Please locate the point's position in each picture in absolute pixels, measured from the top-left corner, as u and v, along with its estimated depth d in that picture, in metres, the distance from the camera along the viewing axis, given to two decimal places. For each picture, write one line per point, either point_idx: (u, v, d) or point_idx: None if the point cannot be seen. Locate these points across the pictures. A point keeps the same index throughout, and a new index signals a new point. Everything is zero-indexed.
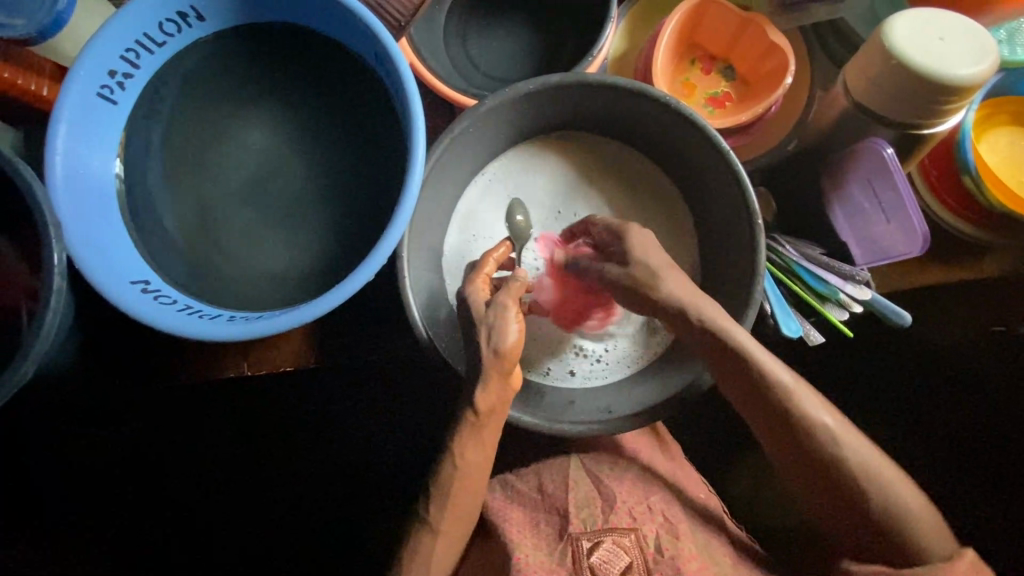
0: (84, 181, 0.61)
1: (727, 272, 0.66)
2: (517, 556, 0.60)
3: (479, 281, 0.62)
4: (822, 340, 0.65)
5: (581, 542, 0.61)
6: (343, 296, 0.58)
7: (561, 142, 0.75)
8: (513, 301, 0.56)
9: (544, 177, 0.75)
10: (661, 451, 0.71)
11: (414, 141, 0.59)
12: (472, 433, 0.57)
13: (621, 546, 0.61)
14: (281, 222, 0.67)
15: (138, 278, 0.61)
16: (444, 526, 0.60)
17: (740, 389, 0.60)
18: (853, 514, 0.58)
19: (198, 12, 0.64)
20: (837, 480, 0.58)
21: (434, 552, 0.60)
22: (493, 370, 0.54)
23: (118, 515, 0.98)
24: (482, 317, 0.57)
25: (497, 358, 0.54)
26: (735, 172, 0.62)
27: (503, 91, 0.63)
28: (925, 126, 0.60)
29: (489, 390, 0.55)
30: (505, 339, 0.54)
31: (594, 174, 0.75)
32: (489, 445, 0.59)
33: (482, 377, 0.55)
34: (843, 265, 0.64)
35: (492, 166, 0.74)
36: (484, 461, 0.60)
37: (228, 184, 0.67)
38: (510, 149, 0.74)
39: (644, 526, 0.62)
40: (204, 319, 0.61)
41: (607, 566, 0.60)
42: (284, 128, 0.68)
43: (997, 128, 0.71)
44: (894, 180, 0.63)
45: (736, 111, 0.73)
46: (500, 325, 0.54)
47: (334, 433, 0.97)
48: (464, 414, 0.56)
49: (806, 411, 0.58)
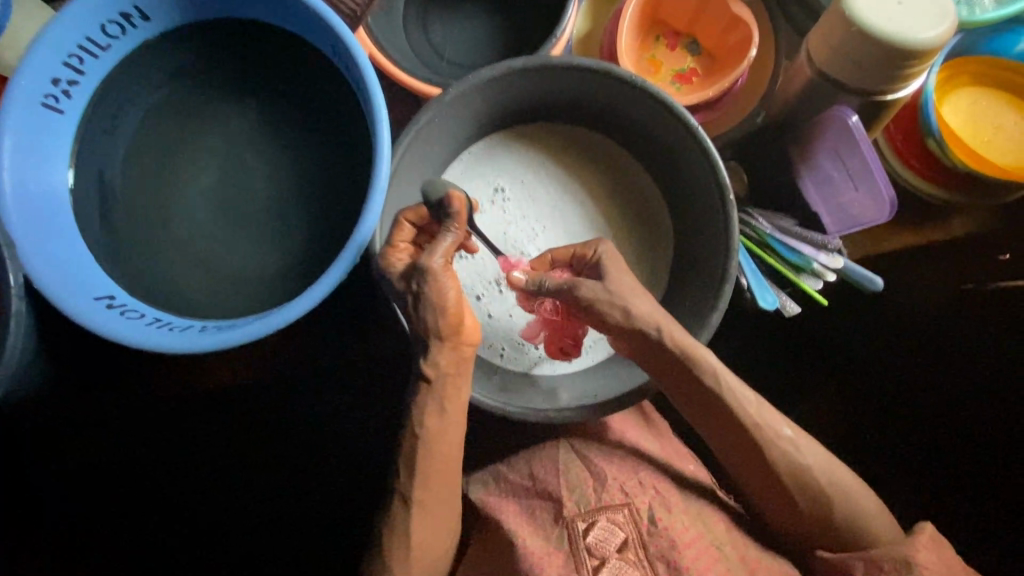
0: (37, 198, 0.59)
1: (701, 249, 0.67)
2: (518, 544, 0.61)
3: (397, 250, 0.58)
4: (798, 310, 0.65)
5: (577, 523, 0.62)
6: (314, 298, 0.57)
7: (527, 130, 0.74)
8: (441, 260, 0.55)
9: (519, 167, 0.74)
10: (647, 427, 0.72)
11: (379, 135, 0.58)
12: (428, 398, 0.57)
13: (615, 523, 0.62)
14: (249, 225, 0.65)
15: (102, 294, 0.59)
16: (418, 496, 0.60)
17: (699, 412, 0.62)
18: (821, 526, 0.61)
19: (141, 11, 0.61)
20: (801, 487, 0.61)
21: (413, 522, 0.60)
22: (444, 338, 0.56)
23: (91, 546, 0.91)
24: (410, 284, 0.56)
25: (437, 323, 0.55)
26: (704, 148, 0.62)
27: (466, 78, 0.62)
28: (887, 92, 0.61)
29: (446, 351, 0.56)
30: (441, 303, 0.55)
31: (566, 161, 0.74)
32: (457, 411, 0.59)
33: (431, 343, 0.56)
34: (816, 235, 0.65)
35: (463, 155, 0.73)
36: (451, 429, 0.59)
37: (190, 190, 0.65)
38: (482, 140, 0.73)
39: (637, 498, 0.63)
40: (175, 331, 0.59)
41: (603, 545, 0.61)
42: (245, 128, 0.66)
43: (959, 90, 0.72)
44: (861, 149, 0.63)
45: (703, 86, 0.72)
46: (431, 288, 0.54)
47: (311, 442, 0.92)
48: (416, 382, 0.58)
49: (767, 431, 0.61)
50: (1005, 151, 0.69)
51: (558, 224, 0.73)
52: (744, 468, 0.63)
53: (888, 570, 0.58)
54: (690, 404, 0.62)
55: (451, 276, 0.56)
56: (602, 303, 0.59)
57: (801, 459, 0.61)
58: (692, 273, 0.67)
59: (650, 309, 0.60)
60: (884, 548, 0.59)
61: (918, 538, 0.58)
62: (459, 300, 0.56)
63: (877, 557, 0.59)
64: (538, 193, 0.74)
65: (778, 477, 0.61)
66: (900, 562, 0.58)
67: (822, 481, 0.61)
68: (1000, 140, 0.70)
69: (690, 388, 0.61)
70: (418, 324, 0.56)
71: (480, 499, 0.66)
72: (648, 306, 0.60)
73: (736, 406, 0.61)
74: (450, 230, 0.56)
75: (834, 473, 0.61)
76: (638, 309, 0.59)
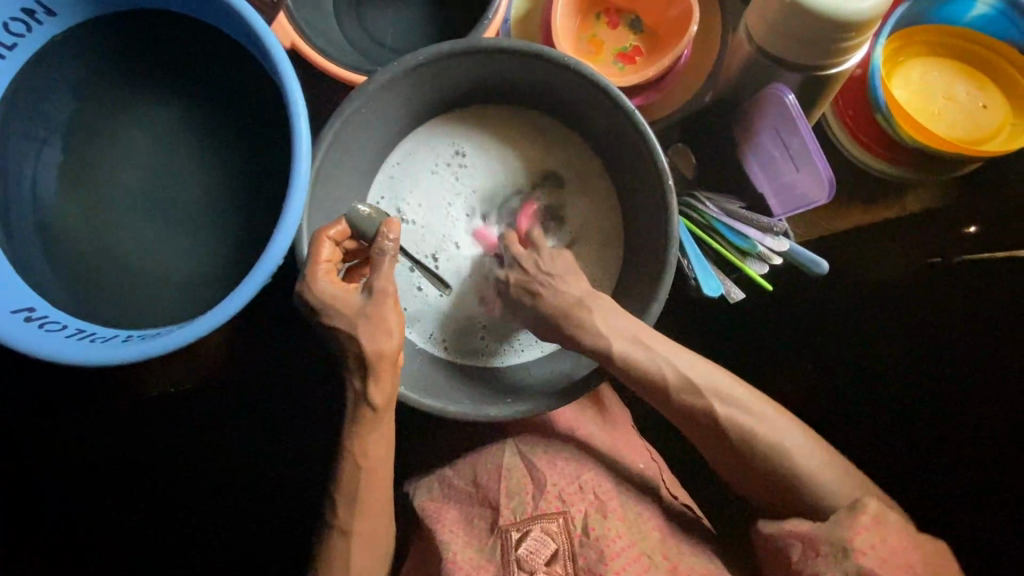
0: None
1: (645, 237, 0.64)
2: (446, 560, 0.59)
3: (326, 277, 0.53)
4: (743, 296, 0.64)
5: (510, 534, 0.61)
6: (239, 301, 0.54)
7: (470, 111, 0.71)
8: (390, 282, 0.54)
9: (456, 146, 0.71)
10: (602, 421, 0.70)
11: (295, 129, 0.54)
12: (369, 425, 0.56)
13: (549, 533, 0.61)
14: (177, 229, 0.62)
15: (21, 306, 0.56)
16: (357, 527, 0.58)
17: (650, 392, 0.62)
18: (774, 489, 0.61)
19: (45, 6, 0.58)
20: (751, 455, 0.60)
21: (353, 554, 0.59)
22: (381, 364, 0.54)
23: (90, 546, 0.87)
24: (359, 313, 0.53)
25: (380, 344, 0.53)
26: (641, 133, 0.59)
27: (392, 65, 0.59)
28: (830, 66, 0.58)
29: (381, 384, 0.55)
30: (389, 326, 0.53)
31: (513, 144, 0.71)
32: (389, 426, 0.57)
33: (369, 369, 0.54)
34: (763, 218, 0.63)
35: (406, 136, 0.70)
36: (383, 446, 0.58)
37: (114, 194, 0.62)
38: (424, 123, 0.70)
39: (573, 507, 0.62)
40: (95, 343, 0.56)
41: (534, 558, 0.59)
42: (168, 126, 0.63)
43: (909, 61, 0.69)
44: (800, 129, 0.60)
45: (647, 65, 0.69)
46: (377, 307, 0.53)
47: (253, 446, 0.87)
48: (361, 408, 0.56)
49: (711, 397, 0.61)
50: (956, 124, 0.67)
51: (506, 202, 0.71)
52: (689, 431, 0.63)
53: (824, 553, 0.55)
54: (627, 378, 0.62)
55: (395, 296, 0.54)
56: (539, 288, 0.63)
57: (742, 421, 0.60)
58: (636, 262, 0.65)
59: (579, 289, 0.62)
60: (822, 530, 0.56)
61: (857, 518, 0.55)
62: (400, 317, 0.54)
63: (811, 537, 0.56)
64: (487, 171, 0.71)
65: (719, 436, 0.61)
66: (838, 547, 0.54)
67: (772, 443, 0.60)
68: (950, 112, 0.68)
69: (630, 373, 0.61)
70: (359, 347, 0.53)
71: (421, 504, 0.65)
72: (576, 286, 0.63)
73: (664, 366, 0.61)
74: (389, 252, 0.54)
75: (787, 436, 0.60)
76: (568, 290, 0.62)
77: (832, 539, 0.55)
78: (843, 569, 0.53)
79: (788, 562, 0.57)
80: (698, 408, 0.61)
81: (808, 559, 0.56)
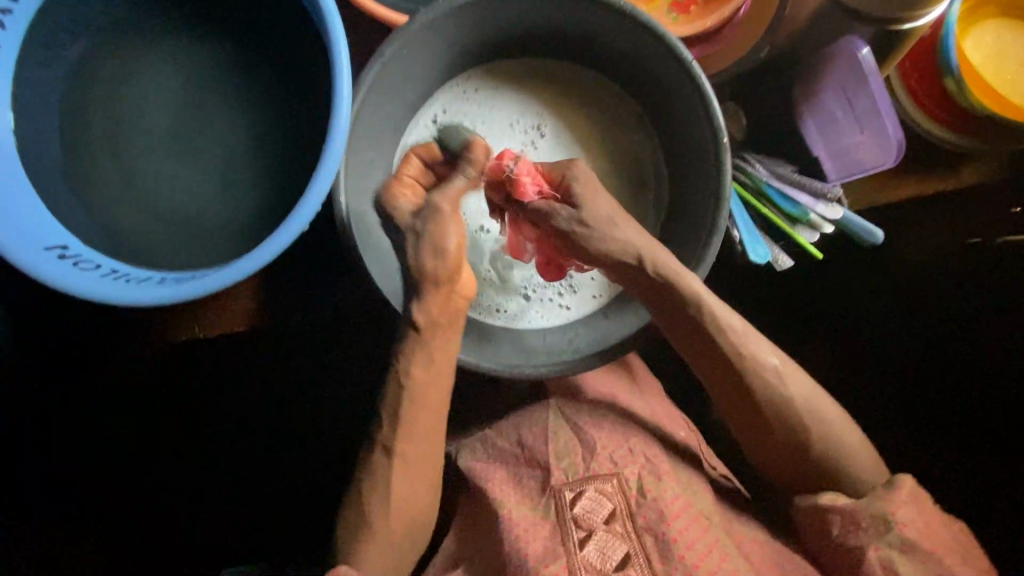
0: None
1: (690, 200, 0.62)
2: (503, 516, 0.61)
3: (403, 190, 0.60)
4: (791, 263, 0.62)
5: (564, 492, 0.61)
6: (278, 247, 0.52)
7: (554, 61, 0.68)
8: (449, 206, 0.57)
9: (528, 115, 0.68)
10: (634, 386, 0.70)
11: (338, 68, 0.52)
12: (417, 347, 0.57)
13: (603, 493, 0.61)
14: (211, 172, 0.61)
15: (53, 243, 0.55)
16: (398, 446, 0.58)
17: (692, 350, 0.60)
18: (802, 465, 0.60)
19: None
20: (785, 428, 0.59)
21: (392, 478, 0.58)
22: (429, 282, 0.56)
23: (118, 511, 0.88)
24: (411, 224, 0.58)
25: (433, 265, 0.56)
26: (699, 87, 0.57)
27: (437, 3, 0.56)
28: (906, 20, 0.54)
29: (427, 300, 0.56)
30: (440, 244, 0.56)
31: (568, 97, 0.68)
32: (445, 363, 0.58)
33: (420, 288, 0.56)
34: (814, 182, 0.61)
35: (497, 62, 0.67)
36: (437, 383, 0.58)
37: (146, 134, 0.60)
38: (519, 57, 0.67)
39: (626, 470, 0.62)
40: (131, 283, 0.55)
41: (591, 516, 0.60)
42: (199, 64, 0.61)
43: (983, 22, 0.65)
44: (870, 88, 0.58)
45: (702, 15, 0.63)
46: (435, 227, 0.56)
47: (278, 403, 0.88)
48: (405, 329, 0.56)
49: (755, 364, 0.58)
50: None
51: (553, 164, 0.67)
52: (722, 398, 0.61)
53: (865, 526, 0.55)
54: (679, 334, 0.60)
55: (457, 220, 0.57)
56: (582, 236, 0.57)
57: (786, 393, 0.59)
58: (678, 224, 0.63)
59: (634, 235, 0.58)
60: (863, 505, 0.56)
61: (896, 493, 0.55)
62: (458, 248, 0.57)
63: (852, 512, 0.56)
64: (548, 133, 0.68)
65: (758, 405, 0.59)
66: (879, 520, 0.55)
67: (807, 418, 0.59)
68: None
69: (684, 323, 0.58)
70: (409, 262, 0.56)
71: (467, 466, 0.65)
72: (631, 232, 0.58)
73: (719, 319, 0.58)
74: (465, 174, 0.58)
75: (823, 412, 0.59)
76: (624, 236, 0.58)
77: (872, 511, 0.55)
78: (886, 541, 0.55)
79: (827, 536, 0.57)
80: (748, 375, 0.59)
81: (848, 531, 0.56)
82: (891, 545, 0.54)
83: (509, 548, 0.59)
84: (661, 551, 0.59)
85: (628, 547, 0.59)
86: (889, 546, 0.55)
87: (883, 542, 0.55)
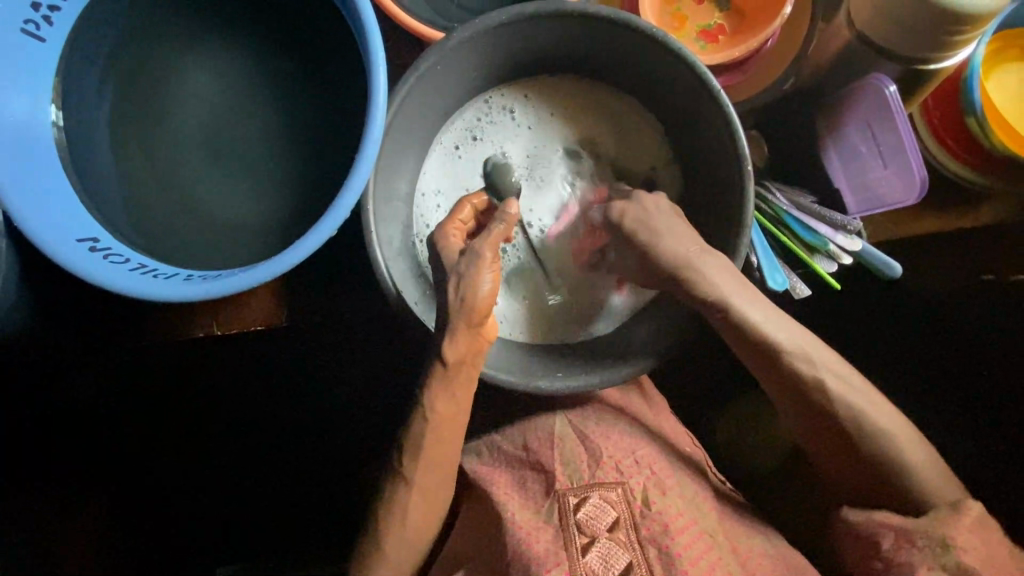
0: (24, 132, 0.55)
1: (713, 229, 0.63)
2: (506, 518, 0.60)
3: (452, 229, 0.58)
4: (808, 293, 0.62)
5: (568, 498, 0.61)
6: (309, 249, 0.53)
7: (582, 84, 0.70)
8: (490, 252, 0.54)
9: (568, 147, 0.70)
10: (647, 406, 0.70)
11: (374, 79, 0.52)
12: (445, 396, 0.56)
13: (608, 501, 0.61)
14: (240, 172, 0.62)
15: (85, 236, 0.54)
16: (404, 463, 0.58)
17: (755, 358, 0.60)
18: (865, 480, 0.59)
19: None
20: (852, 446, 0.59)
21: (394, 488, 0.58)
22: (460, 322, 0.53)
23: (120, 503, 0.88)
24: (454, 264, 0.55)
25: (469, 311, 0.53)
26: (724, 111, 0.57)
27: (474, 22, 0.57)
28: (933, 61, 0.56)
29: (457, 342, 0.53)
30: (477, 291, 0.53)
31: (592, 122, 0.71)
32: (467, 399, 0.57)
33: (451, 330, 0.53)
34: (835, 214, 0.61)
35: (543, 80, 0.70)
36: (456, 413, 0.57)
37: (183, 133, 0.62)
38: (556, 78, 0.70)
39: (632, 479, 0.62)
40: (160, 278, 0.55)
41: (594, 523, 0.60)
42: (236, 69, 0.63)
43: (1009, 64, 0.66)
44: (894, 122, 0.60)
45: (728, 46, 0.65)
46: (471, 278, 0.53)
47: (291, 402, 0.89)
48: (432, 363, 0.54)
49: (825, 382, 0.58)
50: None
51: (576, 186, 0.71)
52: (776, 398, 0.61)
53: (920, 546, 0.54)
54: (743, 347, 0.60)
55: (496, 270, 0.54)
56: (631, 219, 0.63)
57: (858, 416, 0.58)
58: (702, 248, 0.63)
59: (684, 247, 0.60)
60: (917, 524, 0.55)
61: (959, 518, 0.54)
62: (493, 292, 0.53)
63: (907, 529, 0.55)
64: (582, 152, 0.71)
65: (813, 406, 0.59)
66: (937, 541, 0.54)
67: (878, 440, 0.58)
68: None
69: (750, 348, 0.60)
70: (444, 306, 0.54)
71: (472, 471, 0.67)
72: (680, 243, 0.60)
73: (763, 325, 0.59)
74: (502, 218, 0.57)
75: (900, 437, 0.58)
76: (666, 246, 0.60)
77: (931, 532, 0.54)
78: (941, 563, 0.53)
79: (874, 552, 0.56)
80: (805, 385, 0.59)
81: (900, 547, 0.55)
82: (945, 568, 0.53)
83: (512, 551, 0.58)
84: (664, 562, 0.58)
85: (631, 557, 0.59)
86: (943, 568, 0.53)
87: (936, 563, 0.53)
